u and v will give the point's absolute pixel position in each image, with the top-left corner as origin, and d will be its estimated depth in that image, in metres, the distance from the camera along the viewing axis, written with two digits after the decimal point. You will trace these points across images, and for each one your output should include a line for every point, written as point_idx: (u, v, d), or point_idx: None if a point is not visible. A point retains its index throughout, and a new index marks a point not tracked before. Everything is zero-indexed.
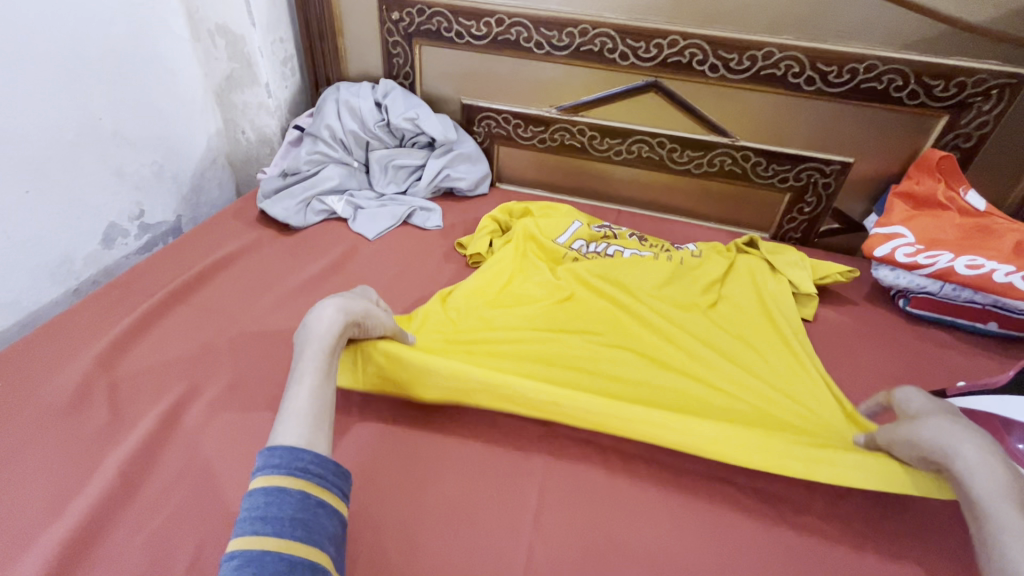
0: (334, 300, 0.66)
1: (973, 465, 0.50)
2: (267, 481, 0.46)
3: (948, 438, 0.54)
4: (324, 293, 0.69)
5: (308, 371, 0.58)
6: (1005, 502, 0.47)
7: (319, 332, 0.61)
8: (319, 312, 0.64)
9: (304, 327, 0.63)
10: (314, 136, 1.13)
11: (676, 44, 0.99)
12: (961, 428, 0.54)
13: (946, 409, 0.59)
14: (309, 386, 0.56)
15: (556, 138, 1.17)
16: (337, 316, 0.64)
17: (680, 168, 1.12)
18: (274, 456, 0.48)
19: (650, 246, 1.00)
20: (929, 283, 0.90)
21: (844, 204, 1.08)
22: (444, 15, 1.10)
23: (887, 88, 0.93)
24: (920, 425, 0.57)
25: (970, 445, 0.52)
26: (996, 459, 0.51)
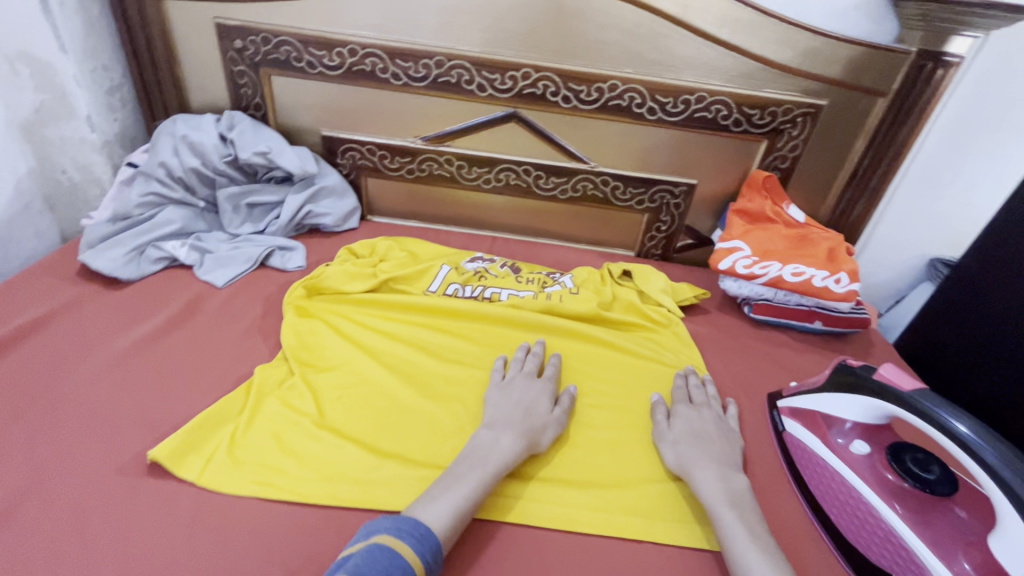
0: (511, 423, 0.70)
1: (704, 482, 0.66)
2: (411, 560, 0.51)
3: (694, 458, 0.69)
4: (512, 395, 0.75)
5: (463, 481, 0.61)
6: (727, 514, 0.62)
7: (498, 454, 0.65)
8: (507, 430, 0.69)
9: (491, 441, 0.67)
10: (147, 175, 1.01)
11: (529, 75, 1.02)
12: (707, 455, 0.70)
13: (706, 429, 0.73)
14: (457, 494, 0.60)
15: (424, 168, 1.15)
16: (523, 443, 0.68)
17: (547, 193, 1.16)
18: (425, 537, 0.54)
19: (529, 283, 1.00)
20: (765, 290, 1.00)
21: (695, 222, 1.17)
22: (292, 44, 1.04)
23: (716, 117, 1.03)
24: (673, 451, 0.71)
25: (707, 467, 0.67)
26: (726, 477, 0.67)
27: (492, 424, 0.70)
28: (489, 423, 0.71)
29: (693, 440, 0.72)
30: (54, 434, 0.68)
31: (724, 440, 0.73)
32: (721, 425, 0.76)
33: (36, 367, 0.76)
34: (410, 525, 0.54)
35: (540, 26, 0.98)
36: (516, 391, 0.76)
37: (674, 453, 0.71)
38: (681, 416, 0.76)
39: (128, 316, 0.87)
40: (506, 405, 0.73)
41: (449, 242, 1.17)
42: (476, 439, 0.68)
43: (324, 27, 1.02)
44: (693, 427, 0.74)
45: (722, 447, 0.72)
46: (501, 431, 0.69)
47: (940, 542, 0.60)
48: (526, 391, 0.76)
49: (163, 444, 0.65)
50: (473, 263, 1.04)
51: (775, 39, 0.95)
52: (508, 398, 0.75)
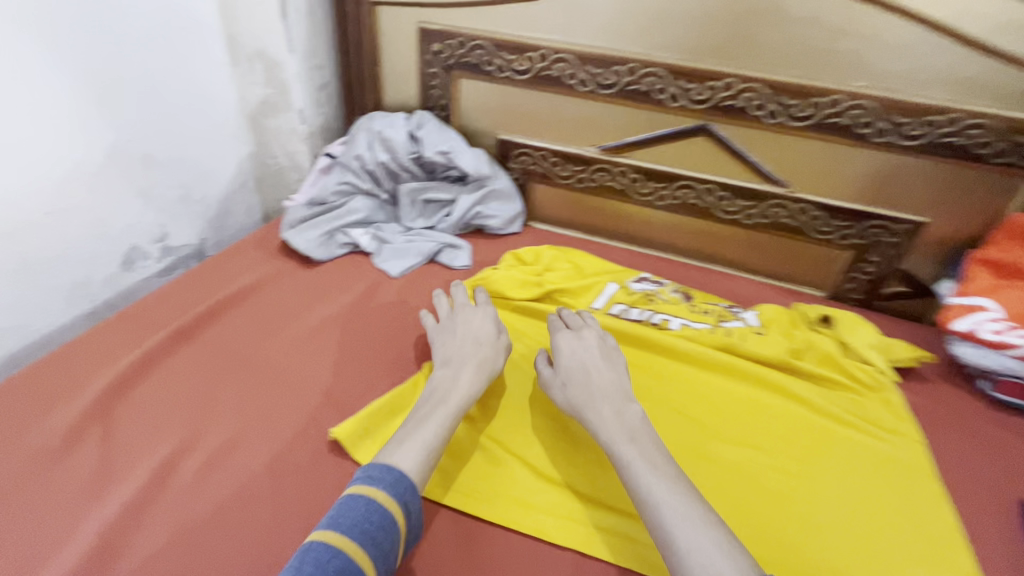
0: (478, 358, 0.75)
1: (600, 418, 0.67)
2: (385, 503, 0.56)
3: (585, 398, 0.69)
4: (462, 335, 0.79)
5: (432, 417, 0.66)
6: (626, 450, 0.62)
7: (458, 394, 0.70)
8: (464, 368, 0.73)
9: (450, 380, 0.72)
10: (343, 165, 1.09)
11: (732, 87, 0.92)
12: (596, 392, 0.70)
13: (580, 369, 0.73)
14: (433, 427, 0.65)
15: (596, 178, 1.11)
16: (478, 382, 0.73)
17: (728, 217, 1.04)
18: (396, 480, 0.58)
19: (704, 315, 0.90)
20: (1020, 366, 0.79)
21: (914, 267, 0.98)
22: (486, 48, 1.06)
23: (970, 144, 0.84)
24: (561, 392, 0.72)
25: (599, 404, 0.68)
26: (619, 410, 0.67)
27: (448, 361, 0.75)
28: (445, 360, 0.75)
29: (587, 380, 0.72)
30: (254, 396, 0.74)
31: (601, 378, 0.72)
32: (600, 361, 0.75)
33: (243, 330, 0.84)
34: (381, 471, 0.59)
35: (757, 32, 0.88)
36: (458, 325, 0.80)
37: (564, 393, 0.72)
38: (564, 348, 0.77)
39: (317, 295, 0.94)
40: (453, 347, 0.77)
41: (611, 258, 1.11)
42: (435, 380, 0.72)
43: (520, 31, 1.02)
44: (579, 363, 0.74)
45: (603, 384, 0.71)
46: (458, 368, 0.74)
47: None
48: (472, 326, 0.80)
49: (345, 423, 0.68)
50: (640, 284, 0.97)
51: None
52: (455, 334, 0.79)
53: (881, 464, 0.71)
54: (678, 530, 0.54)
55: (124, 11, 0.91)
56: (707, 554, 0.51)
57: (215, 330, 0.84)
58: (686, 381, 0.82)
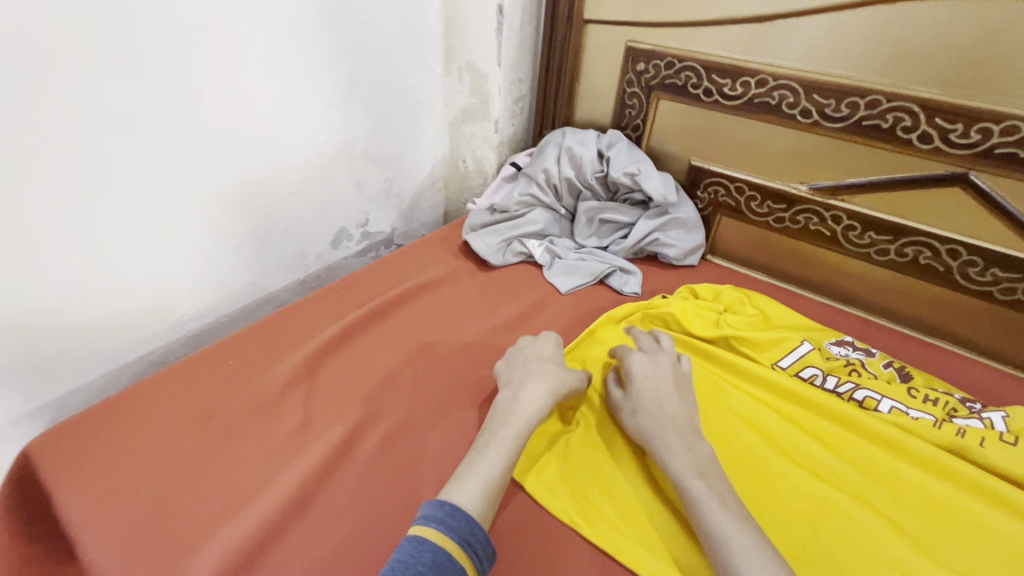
0: (544, 377, 0.72)
1: (671, 449, 0.64)
2: (440, 541, 0.52)
3: (655, 430, 0.67)
4: (529, 362, 0.76)
5: (498, 443, 0.63)
6: (695, 483, 0.60)
7: (523, 412, 0.67)
8: (526, 386, 0.71)
9: (512, 400, 0.69)
10: (529, 177, 1.13)
11: (1016, 131, 0.75)
12: (668, 422, 0.67)
13: (648, 396, 0.71)
14: (496, 456, 0.62)
15: (799, 220, 0.98)
16: (546, 399, 0.69)
17: (974, 287, 0.85)
18: (449, 513, 0.54)
19: (927, 403, 0.74)
20: None
21: None
22: (695, 70, 1.01)
23: None
24: (633, 419, 0.70)
25: (673, 436, 0.65)
26: (691, 445, 0.64)
27: (510, 384, 0.73)
28: (508, 384, 0.73)
29: (653, 407, 0.69)
30: (426, 386, 0.79)
31: (675, 406, 0.70)
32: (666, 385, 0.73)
33: (424, 321, 0.91)
34: (433, 508, 0.55)
35: None
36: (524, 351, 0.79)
37: (635, 421, 0.69)
38: (638, 374, 0.74)
39: (490, 299, 0.97)
40: (515, 369, 0.75)
41: (802, 310, 0.98)
42: (499, 403, 0.70)
43: (740, 54, 0.95)
44: (654, 389, 0.72)
45: (674, 415, 0.68)
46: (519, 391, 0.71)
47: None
48: (535, 352, 0.78)
49: None
50: (839, 348, 0.84)
51: None
52: (514, 365, 0.76)
53: None
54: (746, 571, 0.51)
55: (373, 27, 1.04)
56: None
57: (400, 315, 0.91)
58: (897, 479, 0.67)
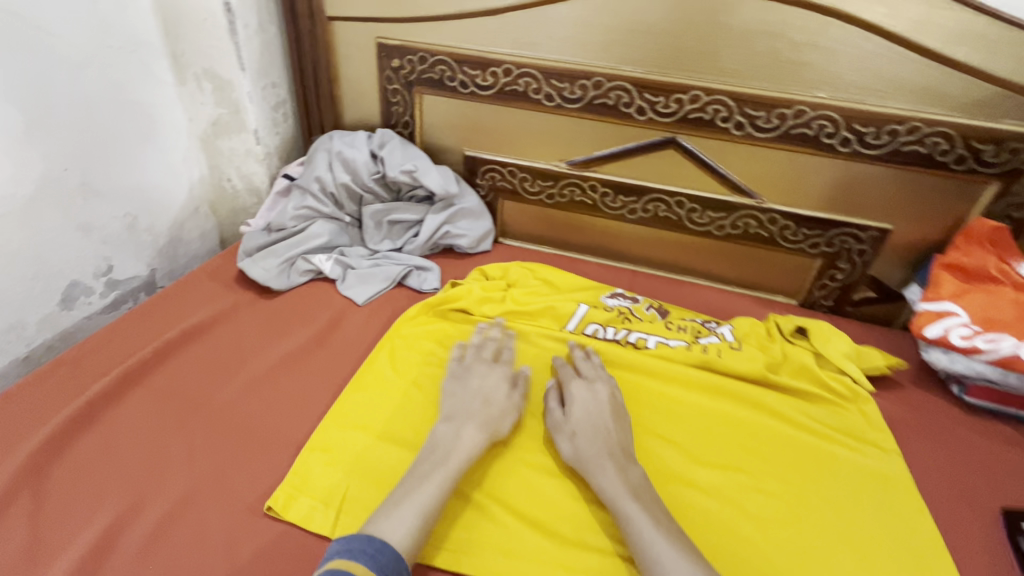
0: (500, 399, 0.72)
1: (607, 478, 0.63)
2: (368, 574, 0.49)
3: (598, 457, 0.65)
4: (468, 379, 0.75)
5: (434, 474, 0.61)
6: (629, 505, 0.60)
7: (462, 448, 0.64)
8: (465, 425, 0.67)
9: (452, 436, 0.66)
10: (303, 188, 1.04)
11: (698, 99, 0.92)
12: (602, 446, 0.66)
13: (592, 425, 0.69)
14: (434, 487, 0.59)
15: (566, 193, 1.09)
16: (485, 439, 0.66)
17: (699, 229, 1.04)
18: (379, 551, 0.52)
19: (680, 331, 0.88)
20: (989, 369, 0.79)
21: (881, 272, 0.98)
22: (447, 63, 1.03)
23: (932, 151, 0.85)
24: (570, 442, 0.68)
25: (605, 462, 0.64)
26: (622, 468, 0.64)
27: (452, 416, 0.69)
28: (456, 411, 0.70)
29: (592, 436, 0.67)
30: (208, 446, 0.68)
31: (615, 429, 0.69)
32: (615, 414, 0.71)
33: (199, 371, 0.79)
34: (362, 543, 0.52)
35: (724, 45, 0.87)
36: (472, 375, 0.75)
37: (572, 445, 0.67)
38: (577, 403, 0.72)
39: (278, 329, 0.88)
40: (463, 394, 0.72)
41: (584, 273, 1.09)
42: (435, 434, 0.67)
43: (483, 46, 1.00)
44: (588, 416, 0.70)
45: (615, 439, 0.68)
46: (462, 424, 0.68)
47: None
48: (484, 380, 0.75)
49: (278, 491, 0.62)
50: (613, 300, 0.95)
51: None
52: (463, 386, 0.74)
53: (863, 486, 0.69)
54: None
55: (52, 31, 0.84)
56: None
57: (165, 372, 0.78)
58: (666, 400, 0.79)
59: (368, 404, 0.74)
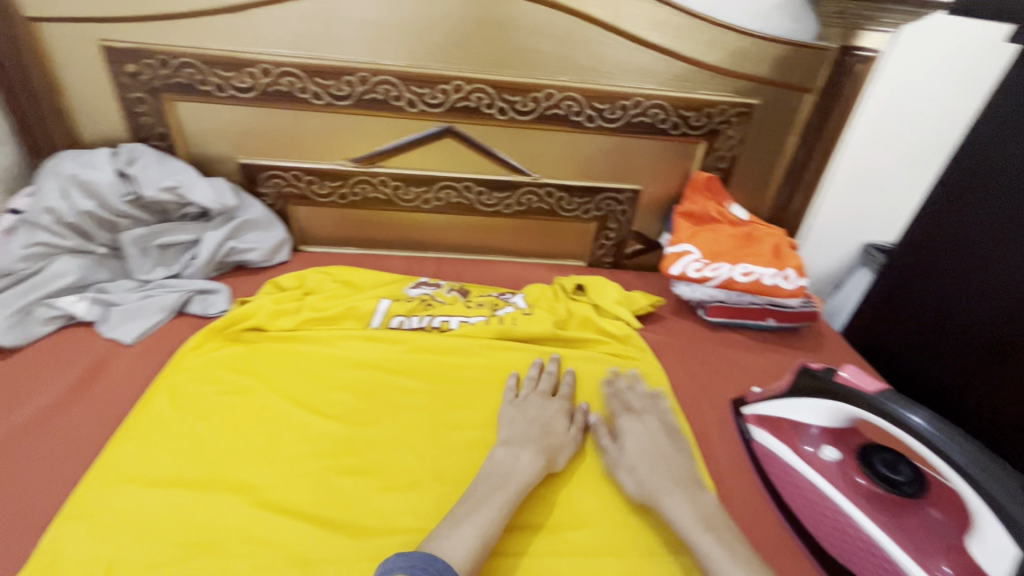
0: (560, 420, 0.72)
1: (676, 508, 0.60)
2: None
3: (661, 485, 0.62)
4: (550, 401, 0.75)
5: (490, 500, 0.59)
6: (704, 539, 0.56)
7: (520, 473, 0.63)
8: (525, 449, 0.66)
9: (511, 460, 0.64)
10: (30, 223, 0.87)
11: (461, 88, 0.97)
12: (666, 476, 0.64)
13: (653, 448, 0.67)
14: (489, 515, 0.57)
15: (358, 192, 1.08)
16: (541, 461, 0.65)
17: (490, 210, 1.11)
18: (443, 573, 0.49)
19: (479, 307, 0.94)
20: (718, 292, 0.98)
21: (642, 227, 1.15)
22: (195, 65, 0.94)
23: (655, 121, 1.02)
24: (632, 476, 0.65)
25: (674, 490, 0.62)
26: (693, 498, 0.61)
27: (507, 442, 0.68)
28: (509, 437, 0.68)
29: (652, 463, 0.65)
30: None
31: (676, 450, 0.68)
32: (669, 432, 0.71)
33: None
34: (426, 562, 0.50)
35: (472, 37, 0.94)
36: (531, 406, 0.74)
37: (635, 479, 0.64)
38: (629, 433, 0.70)
39: (15, 392, 0.74)
40: (527, 413, 0.72)
41: (391, 268, 1.10)
42: (495, 460, 0.65)
43: (232, 46, 0.93)
44: (639, 443, 0.68)
45: (674, 458, 0.67)
46: (519, 449, 0.66)
47: (923, 547, 0.57)
48: (541, 409, 0.73)
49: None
50: (416, 290, 0.97)
51: (702, 40, 0.94)
52: (524, 415, 0.72)
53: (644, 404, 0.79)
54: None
55: None
56: None
57: None
58: (468, 372, 0.82)
59: (140, 451, 0.66)
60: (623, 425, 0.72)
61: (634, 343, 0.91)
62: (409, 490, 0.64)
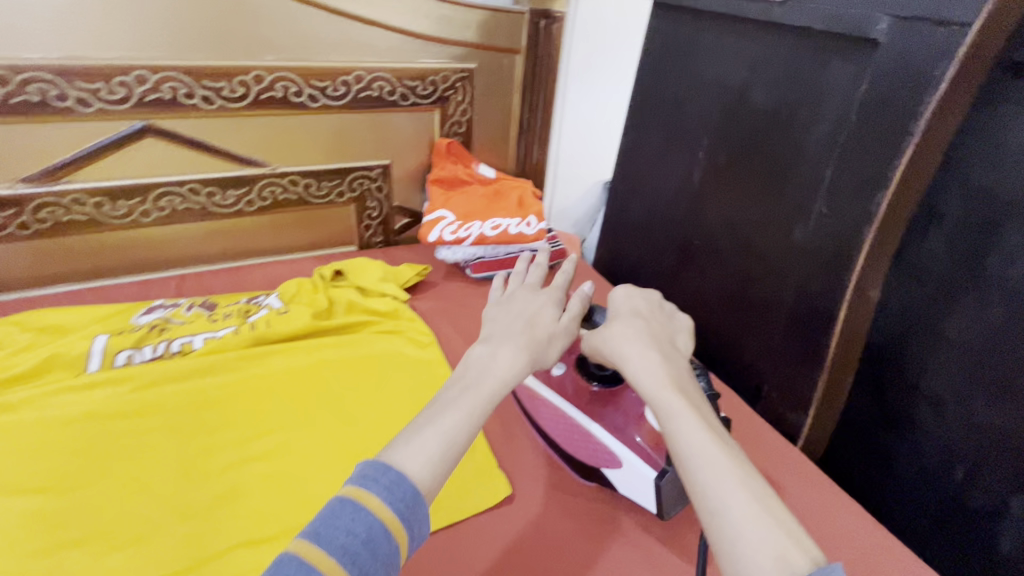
0: (548, 306, 0.60)
1: (645, 367, 0.52)
2: (379, 513, 0.41)
3: (643, 349, 0.54)
4: (530, 289, 0.63)
5: (460, 399, 0.49)
6: (674, 400, 0.49)
7: (501, 373, 0.51)
8: (506, 345, 0.54)
9: (488, 357, 0.52)
10: None
11: (146, 79, 0.85)
12: (642, 338, 0.56)
13: (635, 312, 0.60)
14: (460, 417, 0.47)
15: (44, 217, 0.89)
16: (526, 357, 0.53)
17: (230, 210, 1.01)
18: (396, 484, 0.42)
19: (228, 318, 0.86)
20: (476, 250, 1.04)
21: (403, 201, 1.16)
22: None
23: (382, 94, 1.01)
24: (606, 338, 0.58)
25: (648, 350, 0.54)
26: (668, 358, 0.54)
27: (487, 338, 0.55)
28: (487, 336, 0.56)
29: (639, 328, 0.57)
30: None
31: (661, 324, 0.60)
32: (664, 313, 0.63)
33: None
34: (379, 470, 0.43)
35: (146, 21, 0.82)
36: (516, 300, 0.60)
37: (604, 339, 0.58)
38: (620, 304, 0.62)
39: None
40: (504, 305, 0.60)
41: (120, 298, 0.94)
42: (470, 358, 0.53)
43: None
44: (630, 317, 0.59)
45: (662, 331, 0.58)
46: (500, 344, 0.54)
47: (624, 422, 0.63)
48: (527, 300, 0.60)
49: None
50: (147, 316, 0.85)
51: (406, 9, 0.96)
52: (506, 308, 0.59)
53: (412, 373, 0.81)
54: (736, 499, 0.42)
55: None
56: (765, 531, 0.40)
57: None
58: (219, 390, 0.75)
59: None
60: (615, 299, 0.64)
61: (402, 314, 0.92)
62: (142, 542, 0.57)
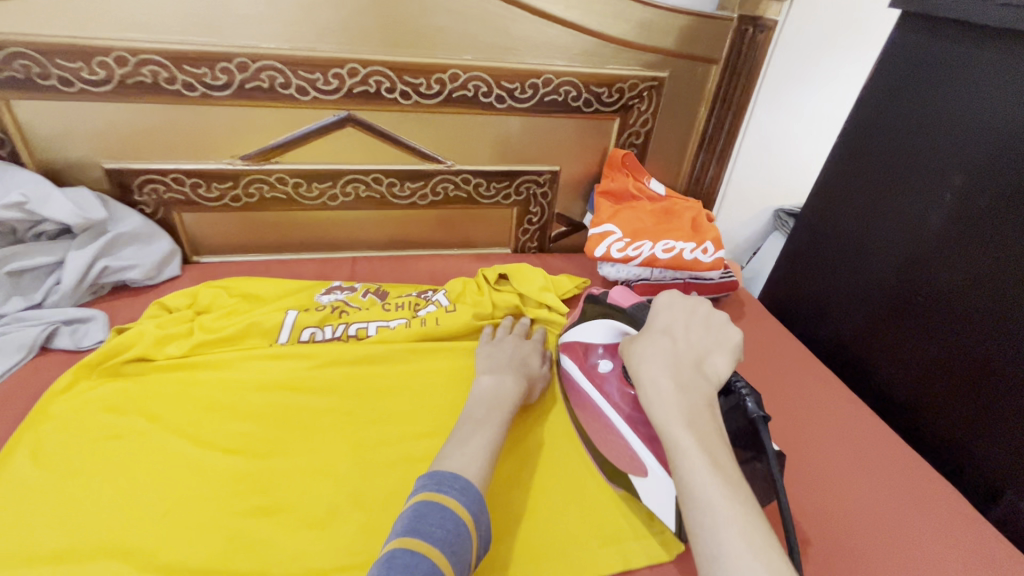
0: (532, 356, 0.78)
1: (660, 394, 0.53)
2: (459, 511, 0.51)
3: (659, 373, 0.55)
4: (517, 340, 0.81)
5: (489, 418, 0.63)
6: (683, 436, 0.50)
7: (506, 395, 0.68)
8: (505, 375, 0.71)
9: (495, 382, 0.69)
10: None
11: (357, 72, 0.89)
12: (666, 361, 0.56)
13: (666, 330, 0.61)
14: (490, 433, 0.61)
15: (253, 192, 0.97)
16: (524, 385, 0.71)
17: (405, 202, 1.04)
18: (467, 489, 0.53)
19: (399, 308, 0.88)
20: (642, 271, 0.97)
21: (564, 208, 1.13)
22: (30, 57, 0.79)
23: (567, 99, 0.98)
24: (634, 354, 0.59)
25: (666, 376, 0.55)
26: (684, 387, 0.54)
27: (488, 372, 0.72)
28: (490, 369, 0.73)
29: (665, 351, 0.58)
30: None
31: (696, 343, 0.60)
32: (707, 327, 0.62)
33: None
34: (450, 479, 0.53)
35: (365, 15, 0.85)
36: (508, 346, 0.79)
37: (629, 358, 0.59)
38: (658, 316, 0.63)
39: None
40: (499, 349, 0.78)
41: (302, 274, 1.01)
42: (479, 386, 0.69)
43: (76, 32, 0.79)
44: (659, 333, 0.60)
45: (691, 352, 0.59)
46: (502, 374, 0.71)
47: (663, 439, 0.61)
48: (516, 347, 0.79)
49: None
50: (328, 297, 0.89)
51: (608, 12, 0.91)
52: (501, 352, 0.77)
53: None
54: (732, 550, 0.43)
55: None
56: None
57: None
58: (391, 381, 0.76)
59: None
60: (658, 306, 0.65)
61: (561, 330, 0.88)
62: (325, 525, 0.59)
